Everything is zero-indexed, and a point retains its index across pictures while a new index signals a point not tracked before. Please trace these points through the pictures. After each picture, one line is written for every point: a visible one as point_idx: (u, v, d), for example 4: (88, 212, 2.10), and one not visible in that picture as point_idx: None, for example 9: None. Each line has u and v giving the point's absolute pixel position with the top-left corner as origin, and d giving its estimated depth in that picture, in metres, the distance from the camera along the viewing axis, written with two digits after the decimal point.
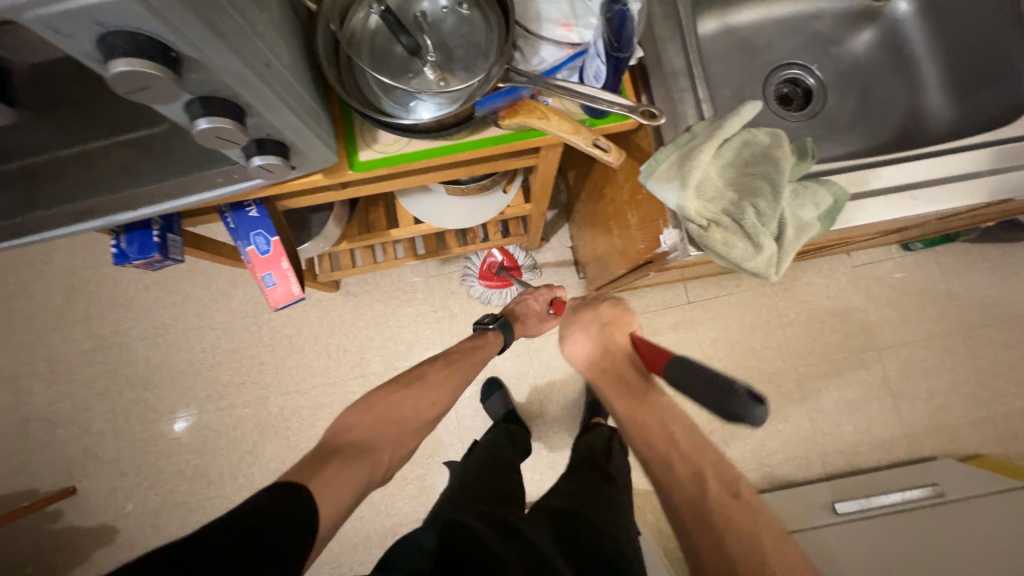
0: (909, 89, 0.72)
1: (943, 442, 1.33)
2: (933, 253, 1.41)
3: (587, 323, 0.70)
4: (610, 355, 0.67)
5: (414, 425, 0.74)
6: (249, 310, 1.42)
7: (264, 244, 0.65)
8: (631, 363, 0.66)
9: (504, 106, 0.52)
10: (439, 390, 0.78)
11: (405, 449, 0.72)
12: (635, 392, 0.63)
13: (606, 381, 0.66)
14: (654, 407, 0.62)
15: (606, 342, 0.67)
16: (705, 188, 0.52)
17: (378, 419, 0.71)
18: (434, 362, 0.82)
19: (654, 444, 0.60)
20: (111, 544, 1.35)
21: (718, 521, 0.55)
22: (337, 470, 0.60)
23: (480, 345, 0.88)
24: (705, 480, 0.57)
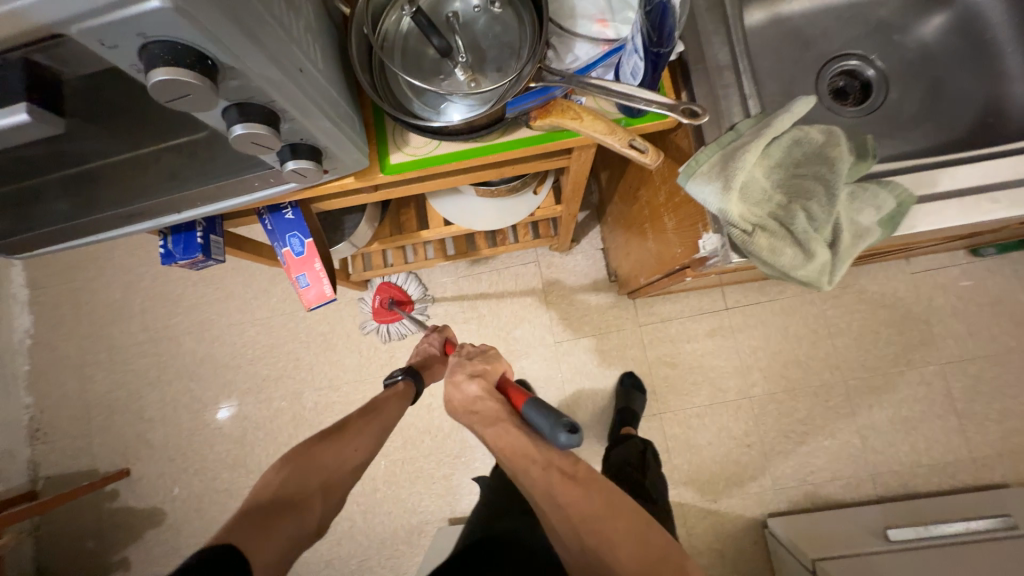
0: (986, 79, 0.64)
1: (1016, 468, 1.21)
2: (1008, 259, 1.27)
3: (456, 374, 0.70)
4: (484, 400, 0.66)
5: (335, 478, 0.69)
6: (286, 307, 1.48)
7: (299, 245, 0.66)
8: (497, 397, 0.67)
9: (536, 106, 0.50)
10: (359, 436, 0.74)
11: (329, 504, 0.67)
12: (495, 416, 0.65)
13: (475, 414, 0.67)
14: (512, 429, 0.63)
15: (477, 391, 0.67)
16: (751, 190, 0.49)
17: (299, 471, 0.67)
18: (353, 411, 0.78)
19: (512, 451, 0.62)
20: (160, 524, 1.44)
21: (565, 505, 0.58)
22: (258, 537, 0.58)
23: (388, 397, 0.81)
24: (552, 471, 0.60)
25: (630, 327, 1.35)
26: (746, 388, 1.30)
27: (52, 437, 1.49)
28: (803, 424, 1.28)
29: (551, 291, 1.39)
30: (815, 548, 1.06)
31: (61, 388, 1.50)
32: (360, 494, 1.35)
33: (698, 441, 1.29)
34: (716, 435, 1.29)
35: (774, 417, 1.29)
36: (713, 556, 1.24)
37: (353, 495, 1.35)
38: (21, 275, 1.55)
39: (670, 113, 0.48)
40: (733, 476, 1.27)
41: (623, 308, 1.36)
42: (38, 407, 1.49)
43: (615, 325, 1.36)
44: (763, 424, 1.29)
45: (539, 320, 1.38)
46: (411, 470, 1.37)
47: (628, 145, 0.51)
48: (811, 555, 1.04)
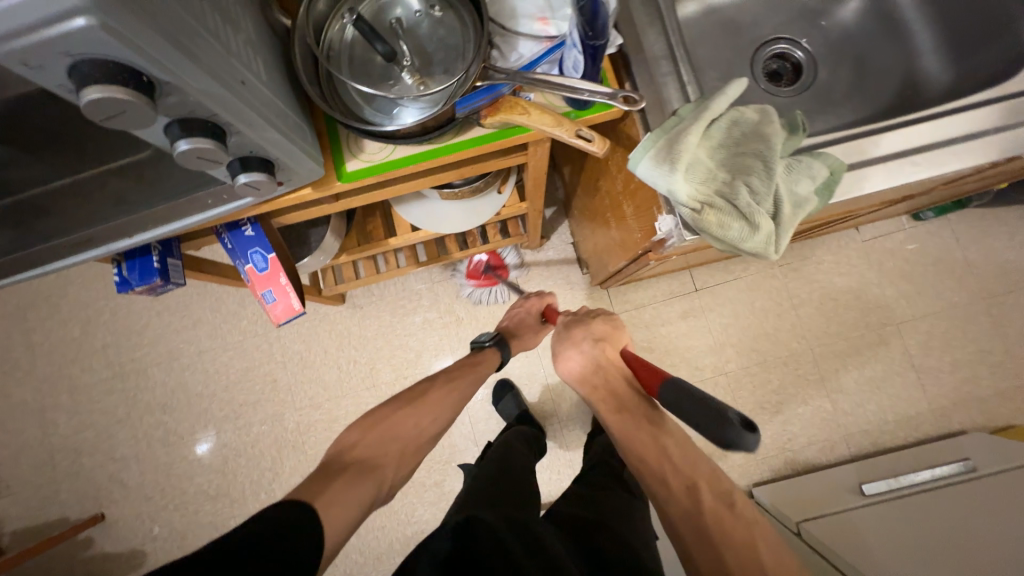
0: (903, 54, 0.69)
1: (971, 415, 1.29)
2: (946, 221, 1.37)
3: (577, 338, 0.75)
4: (603, 370, 0.71)
5: (418, 441, 0.73)
6: (259, 329, 1.44)
7: (262, 261, 0.66)
8: (628, 380, 0.71)
9: (485, 104, 0.51)
10: (439, 405, 0.78)
11: (405, 466, 0.71)
12: (621, 405, 0.68)
13: (599, 396, 0.70)
14: (640, 422, 0.66)
15: (598, 358, 0.72)
16: (697, 170, 0.51)
17: (382, 435, 0.70)
18: (434, 380, 0.82)
19: (644, 454, 0.63)
20: (141, 567, 1.38)
21: (711, 534, 0.56)
22: (341, 484, 0.60)
23: (475, 364, 0.87)
24: (693, 490, 0.59)
25: (606, 316, 1.38)
26: (721, 365, 1.35)
27: (15, 489, 1.40)
28: (777, 393, 1.33)
29: (526, 288, 1.41)
30: (797, 511, 1.11)
31: (21, 436, 1.42)
32: None
33: None
34: None
35: (750, 390, 1.34)
36: None
37: None
38: None
39: (611, 101, 0.50)
40: (717, 450, 1.31)
41: (598, 299, 1.39)
42: None
43: None
44: (740, 398, 1.33)
45: None
46: None
47: (578, 137, 0.53)
48: (794, 518, 1.09)
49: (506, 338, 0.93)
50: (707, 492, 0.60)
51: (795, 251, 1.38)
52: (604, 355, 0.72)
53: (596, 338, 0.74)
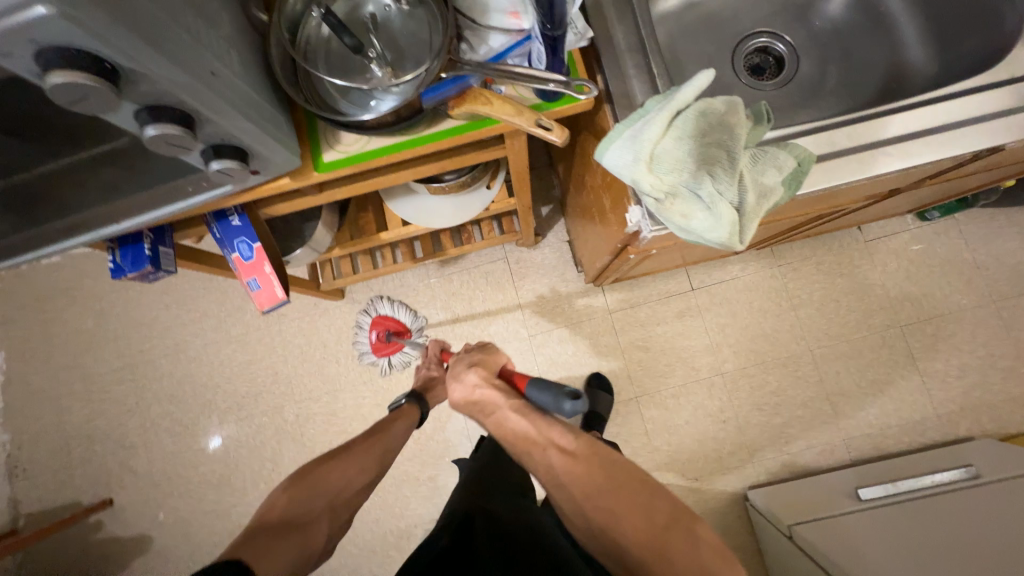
0: (889, 46, 0.68)
1: (980, 421, 1.25)
2: (953, 220, 1.33)
3: (455, 368, 0.68)
4: (481, 388, 0.64)
5: (343, 498, 0.70)
6: (261, 323, 1.48)
7: (247, 250, 0.68)
8: (501, 386, 0.64)
9: (453, 94, 0.52)
10: (365, 455, 0.76)
11: (335, 523, 0.68)
12: (494, 407, 0.62)
13: (478, 410, 0.64)
14: (510, 415, 0.60)
15: (474, 380, 0.65)
16: (662, 160, 0.52)
17: (307, 489, 0.68)
18: (357, 434, 0.79)
19: (513, 438, 0.59)
20: (146, 552, 1.42)
21: (563, 483, 0.55)
22: (265, 550, 0.59)
23: (395, 419, 0.84)
24: (552, 450, 0.56)
25: (600, 315, 1.38)
26: (717, 365, 1.33)
27: (32, 472, 1.47)
28: (775, 395, 1.31)
29: (521, 286, 1.41)
30: (792, 514, 1.08)
31: (38, 422, 1.49)
32: None
33: (675, 422, 1.31)
34: (692, 414, 1.32)
35: (747, 391, 1.32)
36: None
37: None
38: None
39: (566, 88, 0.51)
40: (712, 452, 1.29)
41: (592, 297, 1.39)
42: (16, 443, 1.48)
43: (586, 314, 1.38)
44: (737, 399, 1.31)
45: (511, 315, 1.41)
46: (396, 475, 1.37)
47: (544, 128, 0.53)
48: (787, 521, 1.06)
49: (421, 394, 0.91)
50: (564, 445, 0.56)
51: (795, 251, 1.35)
52: (476, 370, 0.66)
53: (466, 357, 0.69)
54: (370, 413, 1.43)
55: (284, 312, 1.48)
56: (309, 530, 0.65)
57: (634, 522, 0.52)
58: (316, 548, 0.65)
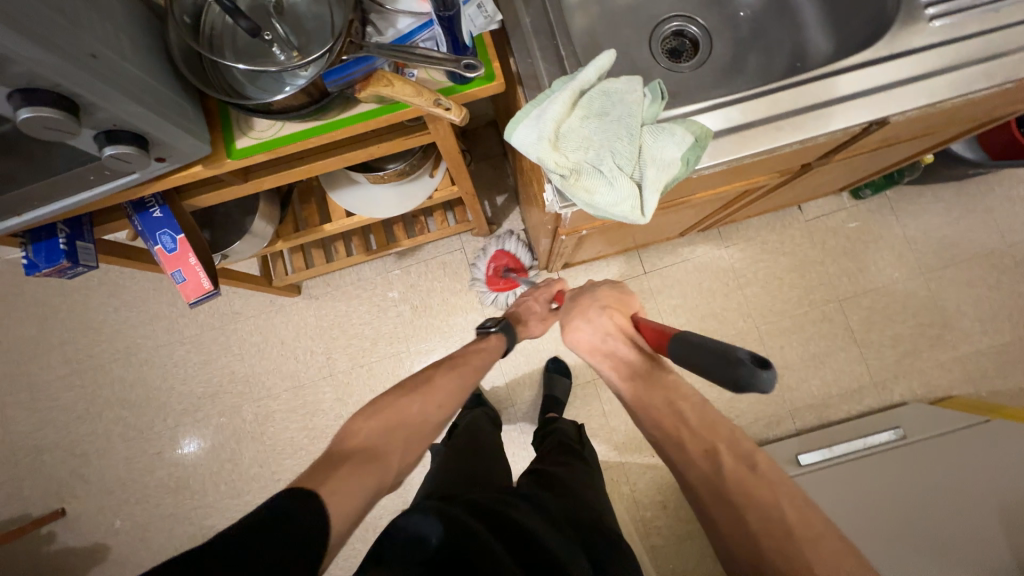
0: (794, 29, 0.72)
1: (912, 386, 1.33)
2: (885, 198, 1.40)
3: (587, 311, 0.72)
4: (614, 337, 0.68)
5: (421, 430, 0.68)
6: (216, 322, 1.46)
7: (171, 242, 0.67)
8: (635, 347, 0.67)
9: (359, 77, 0.52)
10: (446, 391, 0.73)
11: (412, 454, 0.66)
12: (634, 371, 0.65)
13: (609, 363, 0.67)
14: (654, 386, 0.62)
15: (607, 325, 0.69)
16: (566, 139, 0.53)
17: (387, 421, 0.66)
18: (437, 365, 0.76)
19: (660, 418, 0.60)
20: (104, 561, 1.39)
21: (725, 494, 0.54)
22: (343, 481, 0.56)
23: (481, 349, 0.84)
24: (713, 455, 0.56)
25: None
26: None
27: None
28: None
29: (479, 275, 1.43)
30: None
31: None
32: None
33: None
34: None
35: None
36: (656, 508, 1.29)
37: None
38: None
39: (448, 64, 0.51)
40: None
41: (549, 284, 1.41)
42: None
43: None
44: (690, 377, 1.36)
45: (469, 304, 1.42)
46: None
47: (451, 110, 0.56)
48: None
49: (512, 325, 0.90)
50: (729, 455, 0.56)
51: (742, 232, 1.41)
52: (619, 323, 0.70)
53: (605, 305, 0.72)
54: (332, 408, 1.42)
55: (239, 310, 1.46)
56: (387, 457, 0.62)
57: (824, 562, 0.48)
58: (393, 476, 0.62)
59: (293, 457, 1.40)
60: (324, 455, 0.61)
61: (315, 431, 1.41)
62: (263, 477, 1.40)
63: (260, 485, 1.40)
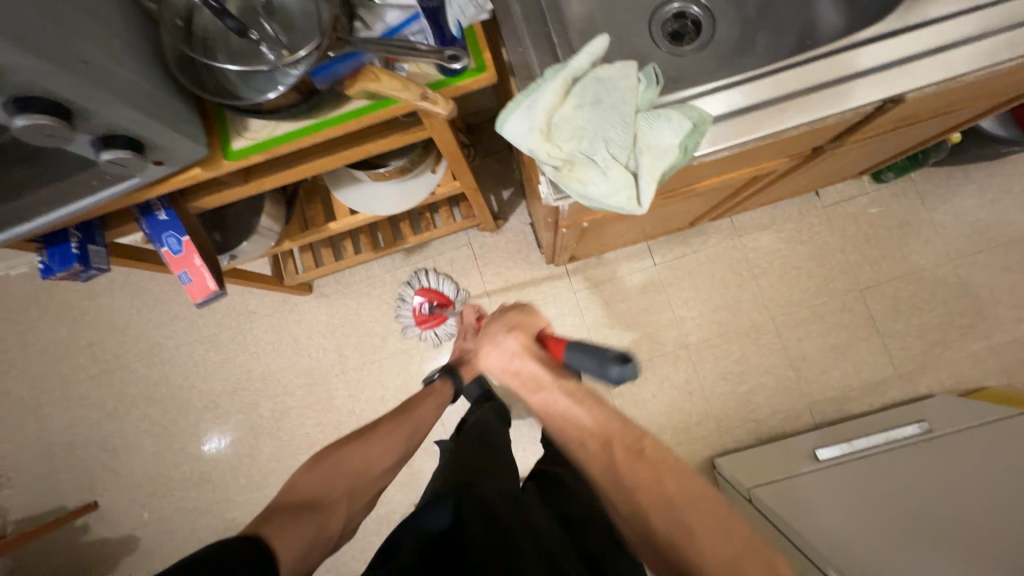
0: (805, 3, 0.68)
1: (940, 378, 1.27)
2: (910, 181, 1.33)
3: (493, 332, 0.69)
4: (520, 355, 0.65)
5: (367, 480, 0.69)
6: (232, 321, 1.50)
7: (177, 244, 0.69)
8: (541, 360, 0.64)
9: (347, 73, 0.52)
10: (392, 435, 0.75)
11: (356, 502, 0.67)
12: (539, 385, 0.62)
13: (518, 382, 0.64)
14: (560, 397, 0.60)
15: (514, 347, 0.65)
16: (558, 128, 0.52)
17: (329, 473, 0.67)
18: (385, 413, 0.78)
19: (559, 426, 0.59)
20: (136, 551, 1.45)
21: (624, 483, 0.55)
22: (282, 527, 0.58)
23: (426, 395, 0.84)
24: (609, 446, 0.57)
25: (565, 294, 1.39)
26: (683, 338, 1.35)
27: (17, 480, 1.49)
28: (740, 363, 1.32)
29: (486, 271, 1.42)
30: (753, 477, 1.11)
31: (19, 432, 1.51)
32: None
33: (643, 395, 1.33)
34: (660, 387, 1.33)
35: (713, 362, 1.33)
36: None
37: None
38: None
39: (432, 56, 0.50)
40: (680, 423, 1.31)
41: (557, 278, 1.40)
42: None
43: (552, 294, 1.39)
44: (702, 370, 1.33)
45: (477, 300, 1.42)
46: None
47: (437, 103, 0.55)
48: (748, 484, 1.09)
49: (452, 367, 0.90)
50: (627, 441, 0.57)
51: (755, 221, 1.36)
52: (524, 342, 0.66)
53: (510, 327, 0.69)
54: (344, 404, 1.44)
55: (254, 310, 1.49)
56: (329, 509, 0.64)
57: (705, 533, 0.52)
58: (338, 528, 0.63)
59: (308, 452, 1.44)
60: (270, 508, 0.63)
61: (329, 427, 1.44)
62: (280, 472, 1.44)
63: (278, 480, 1.44)
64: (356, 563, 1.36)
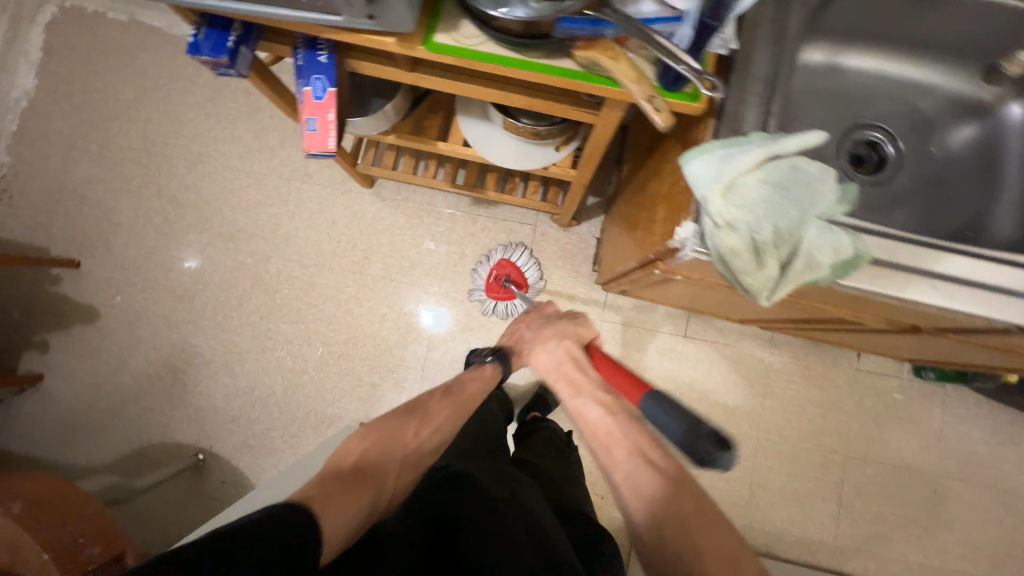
0: (985, 198, 0.69)
1: (866, 566, 1.31)
2: (941, 388, 1.36)
3: (545, 337, 0.82)
4: (566, 365, 0.76)
5: (414, 457, 0.67)
6: (285, 172, 1.48)
7: (321, 90, 0.68)
8: (582, 370, 0.74)
9: (584, 35, 0.52)
10: (440, 415, 0.72)
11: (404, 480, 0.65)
12: (578, 390, 0.71)
13: (560, 381, 0.74)
14: (591, 404, 0.68)
15: (563, 355, 0.77)
16: (737, 192, 0.52)
17: (381, 441, 0.65)
18: (433, 389, 0.75)
19: (594, 430, 0.66)
20: (90, 324, 1.45)
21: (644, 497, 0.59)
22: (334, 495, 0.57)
23: (475, 378, 0.82)
24: (634, 459, 0.61)
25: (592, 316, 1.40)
26: None
27: (16, 202, 1.48)
28: None
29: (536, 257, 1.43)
30: None
31: (40, 160, 1.48)
32: (290, 369, 1.42)
33: None
34: None
35: None
36: None
37: (283, 368, 1.42)
38: (40, 37, 1.50)
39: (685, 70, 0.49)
40: None
41: (593, 298, 1.41)
42: (13, 170, 1.48)
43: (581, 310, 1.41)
44: None
45: None
46: (344, 366, 1.42)
47: (660, 115, 0.55)
48: None
49: (508, 355, 0.87)
50: (658, 461, 0.61)
51: (794, 348, 1.38)
52: (572, 351, 0.77)
53: (563, 338, 0.80)
54: (346, 302, 1.44)
55: (311, 174, 1.48)
56: (380, 483, 0.62)
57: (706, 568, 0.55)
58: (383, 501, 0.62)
59: (292, 325, 1.44)
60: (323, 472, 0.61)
61: (322, 313, 1.44)
62: (259, 328, 1.44)
63: (252, 334, 1.44)
64: (283, 442, 1.39)
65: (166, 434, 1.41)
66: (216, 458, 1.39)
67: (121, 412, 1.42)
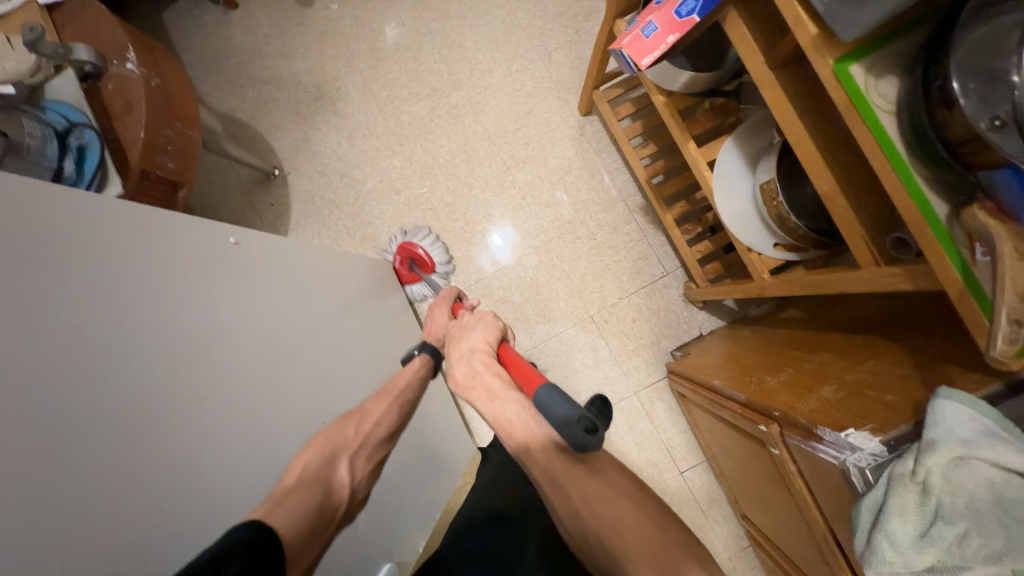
0: None
1: None
2: None
3: (458, 349, 0.68)
4: (484, 369, 0.63)
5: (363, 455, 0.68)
6: (535, 38, 1.42)
7: (687, 10, 0.60)
8: (501, 375, 0.62)
9: (1002, 202, 0.43)
10: (386, 417, 0.72)
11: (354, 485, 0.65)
12: (494, 394, 0.60)
13: (476, 390, 0.62)
14: (510, 407, 0.57)
15: (479, 357, 0.65)
16: (964, 471, 0.43)
17: (326, 446, 0.65)
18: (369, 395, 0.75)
19: (512, 433, 0.57)
20: (299, 5, 1.49)
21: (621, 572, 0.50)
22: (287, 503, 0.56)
23: (404, 373, 0.79)
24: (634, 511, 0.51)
25: (631, 381, 1.33)
26: None
27: None
28: None
29: (640, 295, 1.34)
30: None
31: None
32: (389, 180, 1.43)
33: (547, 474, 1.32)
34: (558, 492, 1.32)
35: None
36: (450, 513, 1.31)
37: (387, 174, 1.43)
38: None
39: None
40: None
41: (647, 371, 1.33)
42: None
43: (629, 368, 1.33)
44: None
45: (607, 291, 1.35)
46: (426, 216, 1.41)
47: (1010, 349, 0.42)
48: None
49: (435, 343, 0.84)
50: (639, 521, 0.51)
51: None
52: (484, 354, 0.65)
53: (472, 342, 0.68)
54: (475, 176, 1.41)
55: (553, 61, 1.41)
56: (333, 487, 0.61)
57: None
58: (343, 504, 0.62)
59: (424, 150, 1.43)
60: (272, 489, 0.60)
61: (451, 166, 1.42)
62: (399, 128, 1.44)
63: (391, 129, 1.44)
64: (333, 222, 1.42)
65: (270, 132, 1.46)
66: (282, 183, 1.44)
67: (257, 87, 1.47)
